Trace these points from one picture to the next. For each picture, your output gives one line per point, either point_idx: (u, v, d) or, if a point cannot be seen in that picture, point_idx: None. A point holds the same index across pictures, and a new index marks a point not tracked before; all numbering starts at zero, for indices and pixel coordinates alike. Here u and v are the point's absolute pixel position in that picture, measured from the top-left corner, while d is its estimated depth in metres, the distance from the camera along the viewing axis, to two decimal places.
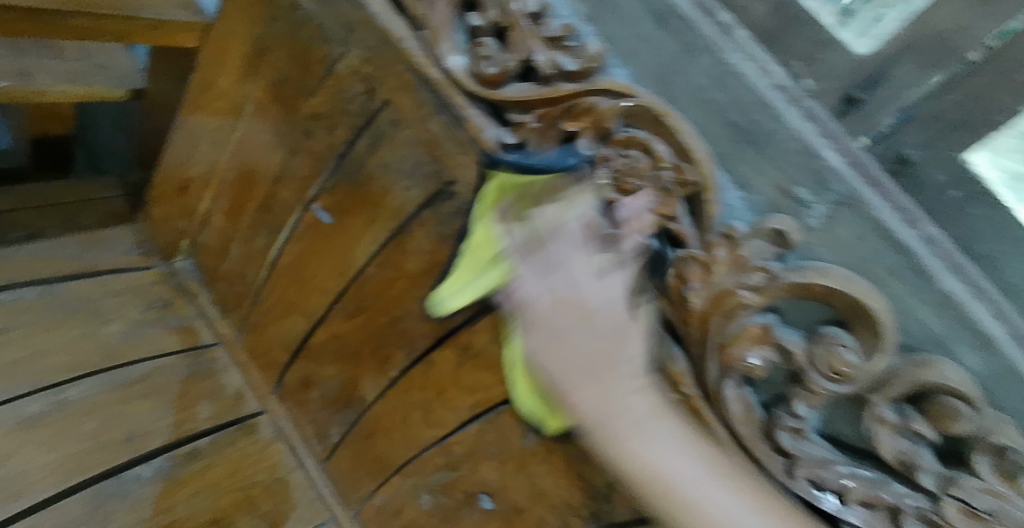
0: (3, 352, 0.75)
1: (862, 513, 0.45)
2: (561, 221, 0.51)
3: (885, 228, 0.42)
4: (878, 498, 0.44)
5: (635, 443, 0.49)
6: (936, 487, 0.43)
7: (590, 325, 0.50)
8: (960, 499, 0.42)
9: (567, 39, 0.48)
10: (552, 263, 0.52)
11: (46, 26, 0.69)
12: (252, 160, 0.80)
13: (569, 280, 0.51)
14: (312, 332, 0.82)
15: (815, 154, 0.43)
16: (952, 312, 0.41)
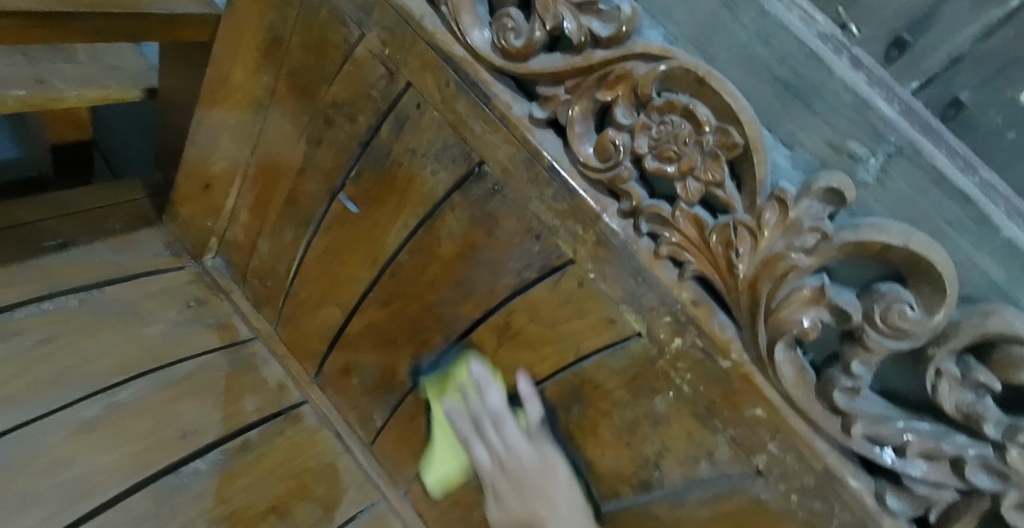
0: (53, 359, 0.77)
1: (924, 466, 0.44)
2: (479, 410, 0.66)
3: (943, 176, 0.39)
4: (940, 451, 0.43)
5: None
6: (1001, 436, 0.41)
7: (526, 478, 0.63)
8: None
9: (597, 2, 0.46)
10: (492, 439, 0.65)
11: (62, 30, 0.68)
12: (275, 152, 0.80)
13: (510, 448, 0.64)
14: (348, 321, 0.82)
15: (869, 105, 0.40)
16: (1016, 261, 0.39)
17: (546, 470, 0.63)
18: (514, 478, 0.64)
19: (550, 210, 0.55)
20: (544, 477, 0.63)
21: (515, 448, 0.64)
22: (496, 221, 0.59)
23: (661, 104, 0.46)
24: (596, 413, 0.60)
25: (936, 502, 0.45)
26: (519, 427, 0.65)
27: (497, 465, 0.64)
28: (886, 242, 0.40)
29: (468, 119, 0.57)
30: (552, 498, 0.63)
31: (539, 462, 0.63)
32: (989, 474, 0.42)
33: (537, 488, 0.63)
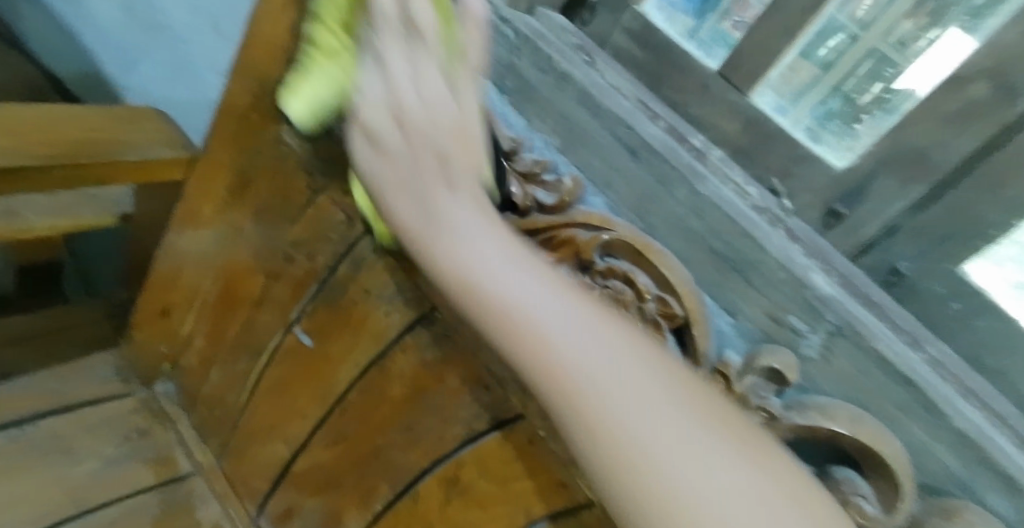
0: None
1: None
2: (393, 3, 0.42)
3: (885, 358, 0.38)
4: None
5: (452, 259, 0.42)
6: None
7: (429, 135, 0.43)
8: None
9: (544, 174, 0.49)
10: (389, 66, 0.43)
11: (30, 178, 0.68)
12: (234, 285, 0.79)
13: (423, 105, 0.42)
14: (292, 459, 0.77)
15: (803, 281, 0.41)
16: (970, 451, 0.37)
17: (525, 271, 0.41)
18: (422, 119, 0.42)
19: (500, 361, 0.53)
20: (503, 267, 0.41)
21: (435, 178, 0.43)
22: (446, 368, 0.58)
23: (602, 268, 0.45)
24: None
25: None
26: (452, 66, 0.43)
27: (385, 100, 0.43)
28: (834, 429, 0.38)
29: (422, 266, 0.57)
30: (600, 404, 0.37)
31: (485, 251, 0.42)
32: None
33: (437, 242, 0.42)
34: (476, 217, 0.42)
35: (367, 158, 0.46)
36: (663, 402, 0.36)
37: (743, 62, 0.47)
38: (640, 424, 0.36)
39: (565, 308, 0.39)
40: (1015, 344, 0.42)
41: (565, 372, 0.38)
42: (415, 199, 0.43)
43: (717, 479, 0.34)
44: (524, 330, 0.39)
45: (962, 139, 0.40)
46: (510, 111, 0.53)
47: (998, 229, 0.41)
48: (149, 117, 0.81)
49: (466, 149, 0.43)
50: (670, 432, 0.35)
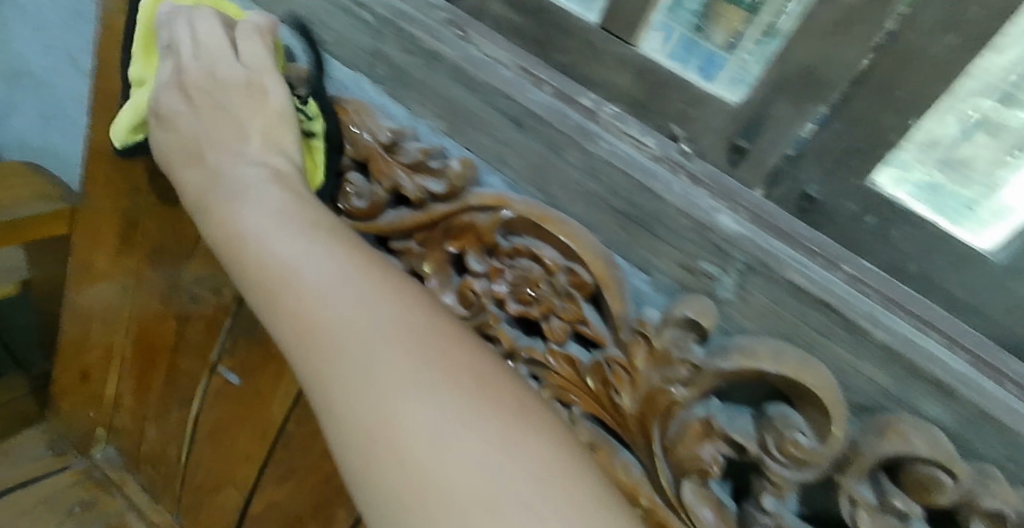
0: None
1: None
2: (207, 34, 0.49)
3: (801, 287, 0.36)
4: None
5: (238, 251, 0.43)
6: None
7: (221, 63, 0.49)
8: None
9: (427, 160, 0.46)
10: (192, 33, 0.50)
11: None
12: (150, 336, 0.74)
13: (213, 65, 0.49)
14: (248, 503, 0.74)
15: (709, 225, 0.38)
16: (898, 363, 0.35)
17: (321, 264, 0.40)
18: (211, 79, 0.49)
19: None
20: (296, 255, 0.41)
21: (225, 72, 0.49)
22: None
23: (508, 248, 0.43)
24: None
25: None
26: (254, 86, 0.49)
27: (186, 45, 0.50)
28: (757, 369, 0.36)
29: None
30: (365, 377, 0.36)
31: (277, 234, 0.42)
32: None
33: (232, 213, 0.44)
34: (274, 208, 0.43)
35: (168, 143, 0.51)
36: (438, 390, 0.35)
37: (620, 10, 0.45)
38: (403, 404, 0.35)
39: (360, 294, 0.39)
40: (937, 243, 0.40)
41: (340, 346, 0.37)
42: (215, 171, 0.47)
43: (463, 455, 0.33)
44: (302, 306, 0.39)
45: (847, 48, 0.39)
46: (388, 101, 0.50)
47: (896, 133, 0.39)
48: (18, 170, 0.71)
49: (260, 129, 0.48)
50: (432, 420, 0.34)
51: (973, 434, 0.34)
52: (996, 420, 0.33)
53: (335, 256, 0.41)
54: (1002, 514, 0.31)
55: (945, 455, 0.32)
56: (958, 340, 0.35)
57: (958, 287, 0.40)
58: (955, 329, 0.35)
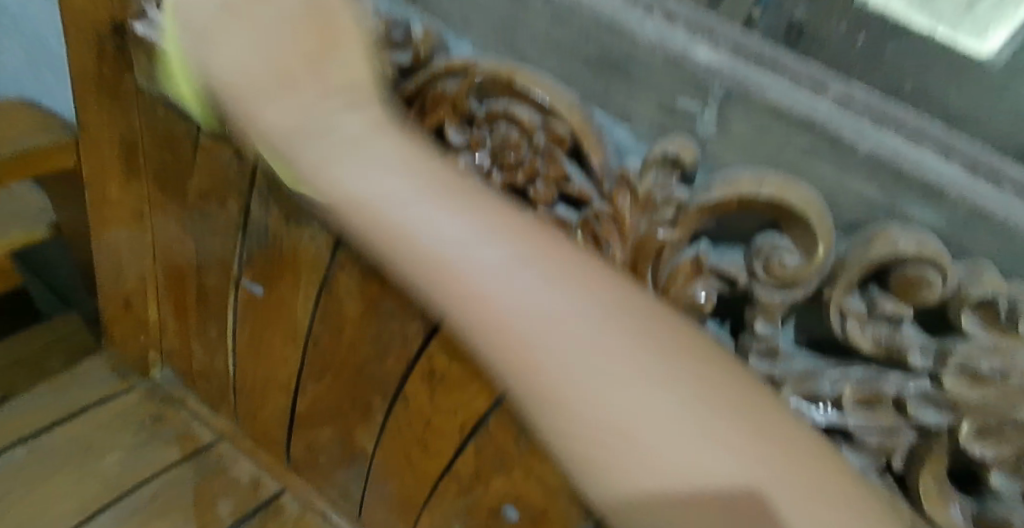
0: (10, 517, 0.78)
1: (863, 416, 0.34)
2: None
3: (781, 108, 0.33)
4: (884, 396, 0.33)
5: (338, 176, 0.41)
6: (931, 366, 0.31)
7: None
8: (962, 369, 0.30)
9: (391, 31, 0.46)
10: None
11: None
12: (176, 258, 0.75)
13: None
14: (295, 402, 0.78)
15: (684, 60, 0.36)
16: (888, 172, 0.31)
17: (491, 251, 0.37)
18: None
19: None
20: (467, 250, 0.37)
21: None
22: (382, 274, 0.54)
23: (483, 115, 0.43)
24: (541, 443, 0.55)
25: (895, 450, 0.35)
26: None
27: None
28: (734, 194, 0.34)
29: None
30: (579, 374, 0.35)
31: (442, 231, 0.38)
32: (937, 409, 0.32)
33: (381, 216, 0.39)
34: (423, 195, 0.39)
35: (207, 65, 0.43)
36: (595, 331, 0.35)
37: None
38: (620, 400, 0.34)
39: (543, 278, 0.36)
40: (929, 59, 0.35)
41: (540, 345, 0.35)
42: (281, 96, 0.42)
43: (612, 383, 0.34)
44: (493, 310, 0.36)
45: None
46: None
47: None
48: (16, 110, 0.74)
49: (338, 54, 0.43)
50: (593, 360, 0.35)
51: (966, 239, 0.31)
52: (992, 222, 0.30)
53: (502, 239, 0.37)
54: (992, 299, 0.29)
55: (932, 249, 0.29)
56: (954, 146, 0.32)
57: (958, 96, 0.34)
58: (948, 134, 0.32)
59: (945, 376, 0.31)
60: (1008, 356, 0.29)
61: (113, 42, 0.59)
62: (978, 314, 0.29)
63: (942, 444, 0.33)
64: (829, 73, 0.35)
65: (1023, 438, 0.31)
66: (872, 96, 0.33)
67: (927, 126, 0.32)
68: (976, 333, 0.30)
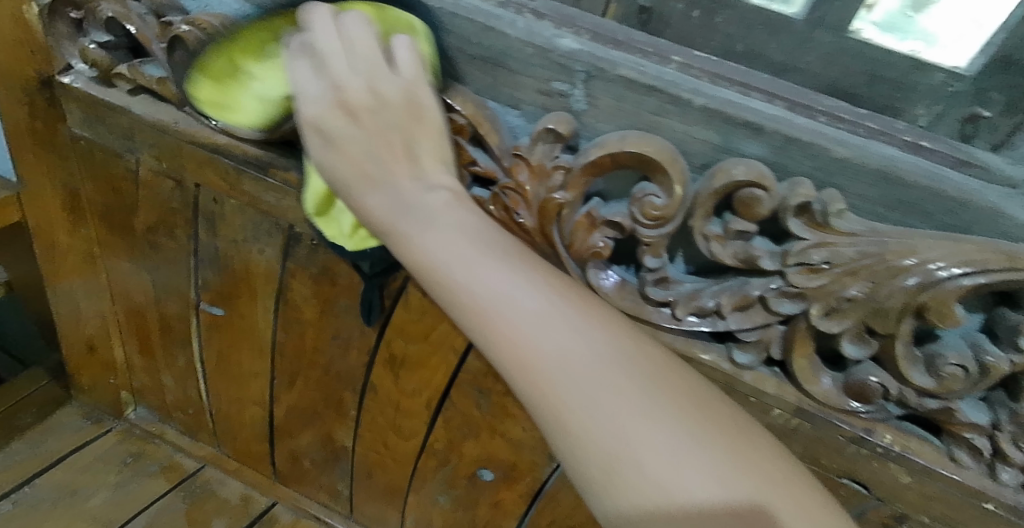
0: None
1: (741, 319, 0.42)
2: (356, 43, 0.39)
3: (631, 80, 0.40)
4: (752, 298, 0.41)
5: (360, 193, 0.40)
6: (777, 266, 0.39)
7: (377, 76, 0.39)
8: (799, 264, 0.38)
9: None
10: (337, 37, 0.40)
11: None
12: (133, 295, 0.78)
13: (372, 85, 0.39)
14: (271, 415, 0.81)
15: (551, 48, 0.42)
16: (721, 118, 0.39)
17: (537, 302, 0.35)
18: (371, 98, 0.39)
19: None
20: (509, 292, 0.35)
21: (391, 91, 0.40)
22: (331, 272, 0.59)
23: None
24: (500, 401, 0.61)
25: (771, 341, 0.42)
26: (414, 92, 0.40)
27: (339, 65, 0.39)
28: (607, 154, 0.40)
29: (260, 193, 0.56)
30: (607, 422, 0.32)
31: (497, 289, 0.35)
32: (793, 301, 0.40)
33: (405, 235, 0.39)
34: (458, 228, 0.38)
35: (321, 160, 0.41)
36: (664, 414, 0.33)
37: None
38: (676, 472, 0.32)
39: (576, 329, 0.35)
40: (750, 20, 0.42)
41: (571, 400, 0.33)
42: (387, 192, 0.40)
43: (666, 454, 0.32)
44: (522, 355, 0.34)
45: None
46: None
47: None
48: None
49: (432, 150, 0.41)
50: (653, 432, 0.32)
51: (790, 161, 0.39)
52: (804, 145, 0.38)
53: (545, 290, 0.36)
54: (808, 204, 0.37)
55: (757, 171, 0.37)
56: (774, 91, 0.39)
57: (778, 52, 0.43)
58: (768, 83, 0.39)
59: (788, 272, 0.38)
60: (830, 245, 0.37)
61: (41, 95, 0.61)
62: (800, 217, 0.37)
63: (803, 328, 0.41)
64: (671, 45, 0.41)
65: (860, 312, 0.38)
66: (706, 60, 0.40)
67: (754, 79, 0.39)
68: (801, 232, 0.37)
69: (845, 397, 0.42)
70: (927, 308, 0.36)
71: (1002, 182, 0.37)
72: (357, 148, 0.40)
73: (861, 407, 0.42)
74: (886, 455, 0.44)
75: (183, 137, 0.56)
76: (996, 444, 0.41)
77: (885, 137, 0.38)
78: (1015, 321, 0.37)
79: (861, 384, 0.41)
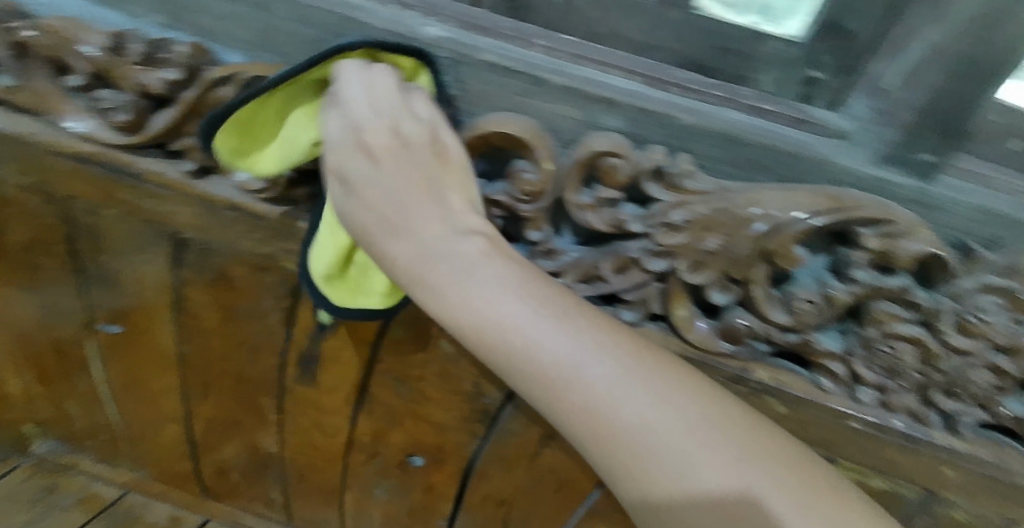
0: None
1: (623, 280, 0.45)
2: (378, 90, 0.41)
3: (494, 63, 0.43)
4: (628, 259, 0.44)
5: (390, 245, 0.40)
6: (643, 228, 0.42)
7: (398, 119, 0.40)
8: (662, 224, 0.42)
9: (155, 53, 0.46)
10: (360, 84, 0.40)
11: None
12: (17, 323, 0.72)
13: (394, 126, 0.40)
14: (189, 431, 0.80)
15: (415, 36, 0.43)
16: (579, 95, 0.42)
17: (597, 359, 0.38)
18: (393, 140, 0.40)
19: (253, 242, 0.54)
20: (569, 350, 0.38)
21: (413, 132, 0.40)
22: (224, 275, 0.59)
23: None
24: (418, 387, 0.63)
25: (651, 298, 0.46)
26: (435, 133, 0.41)
27: (361, 108, 0.40)
28: (479, 135, 0.42)
29: (137, 201, 0.54)
30: (678, 464, 0.37)
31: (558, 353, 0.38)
32: (661, 257, 0.43)
33: (441, 289, 0.39)
34: (504, 283, 0.39)
35: (344, 205, 0.41)
36: (728, 450, 0.37)
37: None
38: (749, 499, 0.37)
39: (640, 385, 0.38)
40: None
41: (647, 446, 0.37)
42: (417, 241, 0.40)
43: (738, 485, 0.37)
44: (591, 414, 0.38)
45: None
46: (98, 9, 0.48)
47: None
48: None
49: (458, 190, 0.41)
50: (723, 467, 0.37)
51: (644, 130, 0.42)
52: (654, 115, 0.42)
53: (601, 347, 0.38)
54: (659, 167, 0.41)
55: (615, 142, 0.40)
56: (631, 68, 0.42)
57: (637, 31, 0.42)
58: (622, 59, 0.42)
59: (653, 233, 0.42)
60: (686, 204, 0.41)
61: None
62: (654, 180, 0.41)
63: (676, 282, 0.44)
64: (532, 25, 0.43)
65: (720, 263, 0.42)
66: (563, 40, 0.42)
67: (612, 57, 0.42)
68: (659, 194, 0.41)
69: (718, 340, 0.46)
70: (773, 252, 0.41)
71: (832, 134, 0.41)
72: (383, 194, 0.40)
73: (733, 349, 0.46)
74: (762, 390, 0.48)
75: (45, 148, 0.52)
76: (851, 369, 0.46)
77: (729, 103, 0.42)
78: (848, 255, 0.42)
79: (730, 326, 0.45)
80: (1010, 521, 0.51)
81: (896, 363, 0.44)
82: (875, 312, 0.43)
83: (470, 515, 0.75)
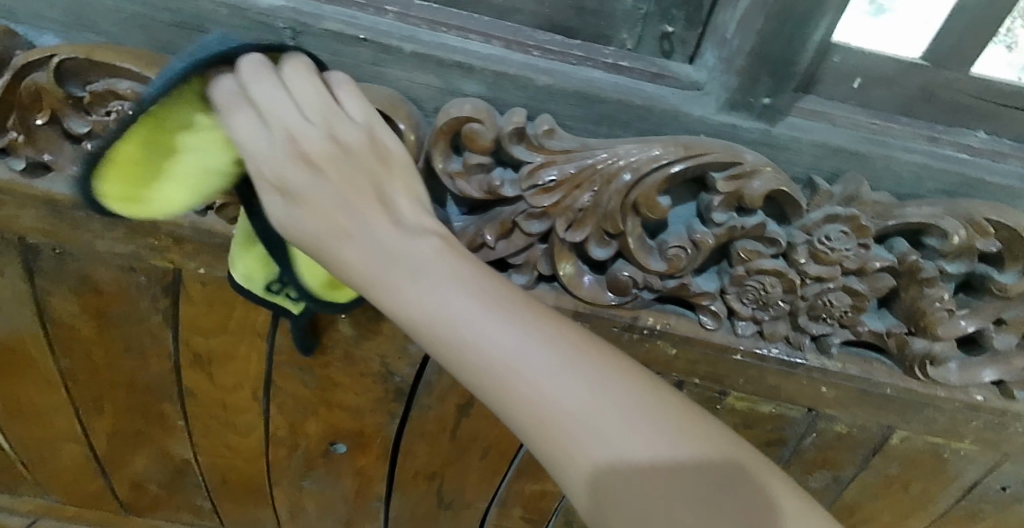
0: None
1: (505, 244, 0.46)
2: (304, 91, 0.38)
3: (337, 32, 0.42)
4: (509, 224, 0.45)
5: (341, 250, 0.38)
6: (517, 190, 0.43)
7: (333, 123, 0.38)
8: (532, 186, 0.43)
9: None
10: (286, 87, 0.38)
11: None
12: None
13: (330, 131, 0.38)
14: (92, 447, 0.76)
15: (245, 6, 0.41)
16: (432, 61, 0.42)
17: (544, 352, 0.35)
18: (333, 145, 0.38)
19: (112, 241, 0.52)
20: (516, 344, 0.35)
21: (350, 134, 0.38)
22: (91, 278, 0.55)
23: (86, 96, 0.43)
24: (324, 373, 0.63)
25: (536, 258, 0.47)
26: (372, 134, 0.39)
27: (293, 112, 0.38)
28: None
29: None
30: (636, 469, 0.33)
31: (505, 344, 0.35)
32: (539, 219, 0.44)
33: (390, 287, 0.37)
34: (455, 279, 0.36)
35: (286, 215, 0.39)
36: (694, 456, 0.33)
37: None
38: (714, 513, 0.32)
39: (594, 381, 0.34)
40: None
41: (601, 450, 0.33)
42: (366, 244, 0.38)
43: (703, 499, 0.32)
44: (537, 409, 0.34)
45: None
46: None
47: None
48: None
49: (404, 191, 0.40)
50: (686, 475, 0.33)
51: (502, 92, 0.43)
52: (511, 77, 0.42)
53: (553, 341, 0.35)
54: (522, 130, 0.41)
55: (476, 108, 0.40)
56: (489, 32, 0.43)
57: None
58: (471, 22, 0.43)
59: (526, 196, 0.43)
60: (551, 163, 0.42)
61: None
62: (519, 142, 0.42)
63: (558, 242, 0.45)
64: None
65: (594, 218, 0.44)
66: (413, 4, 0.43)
67: (467, 21, 0.43)
68: (526, 156, 0.42)
69: (605, 292, 0.48)
70: (638, 203, 0.43)
71: (685, 85, 0.44)
72: (326, 200, 0.38)
73: (620, 300, 0.48)
74: (653, 334, 0.50)
75: None
76: (727, 305, 0.49)
77: (588, 62, 0.43)
78: (707, 200, 0.44)
79: (615, 279, 0.47)
80: (886, 428, 0.57)
81: (764, 296, 0.47)
82: (739, 250, 0.46)
83: (403, 492, 0.76)
